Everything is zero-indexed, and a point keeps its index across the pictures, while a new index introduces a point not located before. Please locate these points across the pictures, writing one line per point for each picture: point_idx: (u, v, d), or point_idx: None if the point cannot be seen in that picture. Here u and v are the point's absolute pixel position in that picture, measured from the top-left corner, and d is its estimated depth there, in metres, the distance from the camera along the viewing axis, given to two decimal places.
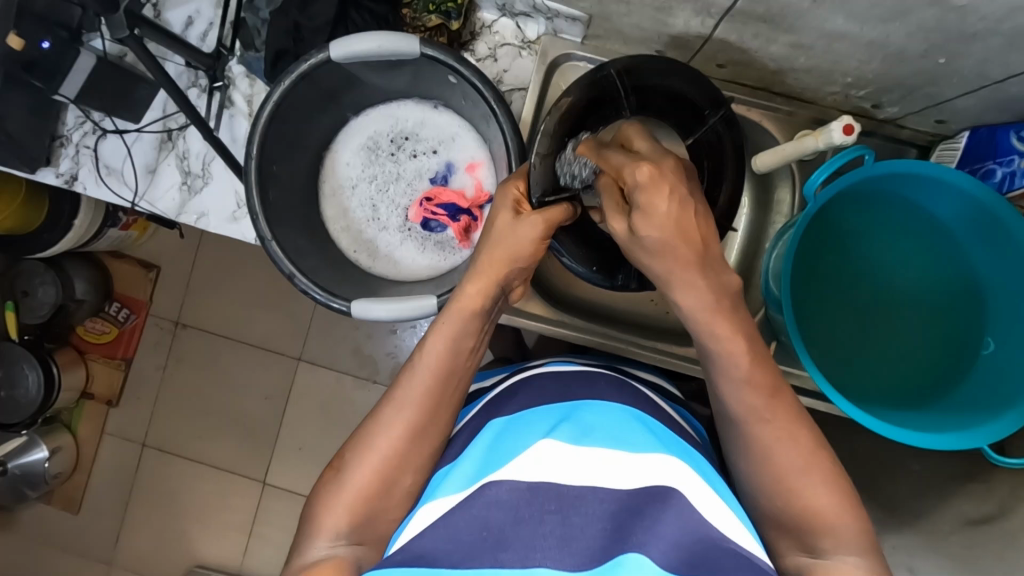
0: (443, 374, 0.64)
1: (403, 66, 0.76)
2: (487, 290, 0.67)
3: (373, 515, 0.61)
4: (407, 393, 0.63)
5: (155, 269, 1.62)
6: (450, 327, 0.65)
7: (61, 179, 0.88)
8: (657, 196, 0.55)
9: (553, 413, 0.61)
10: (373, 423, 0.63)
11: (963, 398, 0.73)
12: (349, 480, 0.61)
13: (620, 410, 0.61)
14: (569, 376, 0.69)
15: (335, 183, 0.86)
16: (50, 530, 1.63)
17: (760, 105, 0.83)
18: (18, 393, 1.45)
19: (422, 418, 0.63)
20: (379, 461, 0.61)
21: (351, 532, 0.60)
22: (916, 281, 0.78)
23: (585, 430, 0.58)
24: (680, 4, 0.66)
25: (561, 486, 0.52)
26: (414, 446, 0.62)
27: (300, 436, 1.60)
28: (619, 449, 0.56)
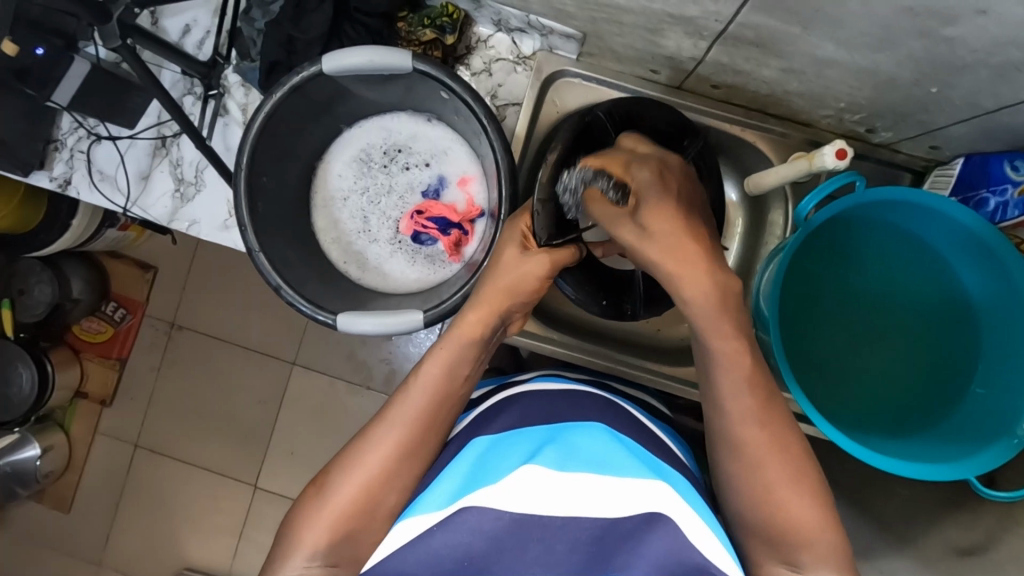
0: (438, 398, 0.64)
1: (395, 80, 0.76)
2: (488, 319, 0.67)
3: (353, 536, 0.60)
4: (400, 414, 0.63)
5: (153, 270, 1.62)
6: (449, 351, 0.66)
7: (54, 183, 0.88)
8: (662, 201, 0.61)
9: (536, 435, 0.59)
10: (360, 441, 0.63)
11: (954, 428, 0.73)
12: (331, 497, 0.60)
13: (604, 429, 0.60)
14: (560, 394, 0.66)
15: (326, 194, 0.86)
16: (41, 529, 1.63)
17: (754, 126, 0.83)
18: (11, 392, 1.45)
19: (412, 441, 0.62)
20: (364, 481, 0.60)
21: (328, 551, 0.59)
22: (909, 307, 0.78)
23: (568, 454, 0.57)
24: (671, 27, 0.66)
25: (543, 516, 0.53)
26: (401, 468, 0.61)
27: (292, 441, 1.59)
28: (602, 474, 0.55)
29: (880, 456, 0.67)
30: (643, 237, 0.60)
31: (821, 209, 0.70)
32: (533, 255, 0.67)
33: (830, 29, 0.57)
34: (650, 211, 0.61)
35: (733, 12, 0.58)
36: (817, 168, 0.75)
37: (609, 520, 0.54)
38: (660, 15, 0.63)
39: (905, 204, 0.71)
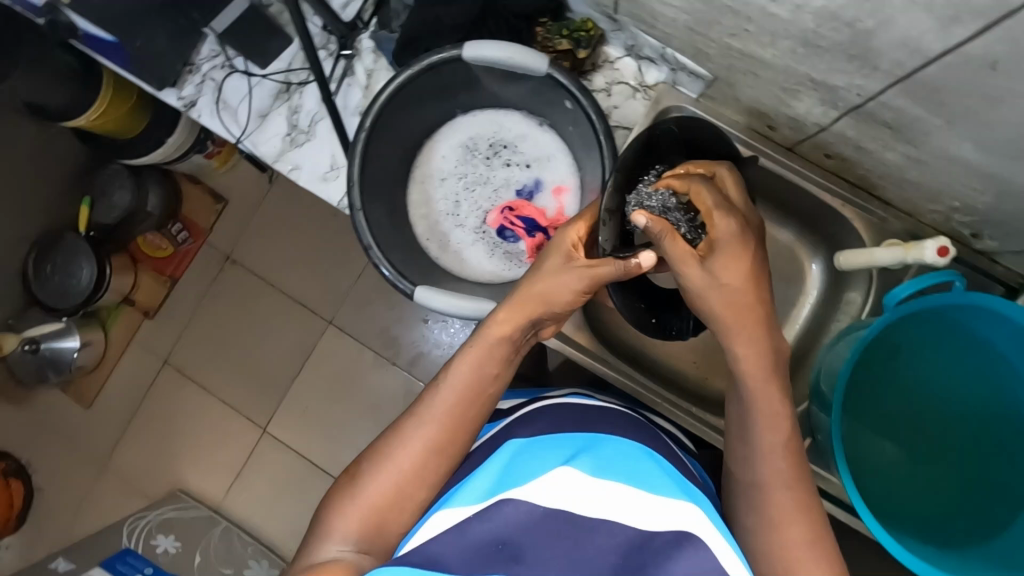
0: (467, 396, 0.66)
1: (524, 79, 0.78)
2: (519, 322, 0.67)
3: (385, 524, 0.62)
4: (429, 410, 0.65)
5: (223, 202, 1.69)
6: (477, 352, 0.67)
7: (181, 102, 0.94)
8: (740, 245, 0.61)
9: (575, 442, 0.63)
10: (393, 434, 0.65)
11: (999, 547, 0.71)
12: (364, 487, 0.62)
13: (634, 445, 0.63)
14: (588, 410, 0.71)
15: (426, 171, 0.89)
16: (56, 419, 1.69)
17: (856, 204, 0.83)
18: (71, 283, 1.53)
19: (442, 436, 0.64)
20: (396, 473, 0.62)
21: (360, 538, 0.61)
22: (965, 414, 0.77)
23: (603, 464, 0.59)
24: (807, 91, 0.66)
25: (579, 515, 0.53)
26: (431, 462, 0.63)
27: (309, 396, 1.64)
28: (637, 487, 0.56)
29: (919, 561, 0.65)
30: (711, 284, 0.61)
31: (911, 300, 0.70)
32: (573, 265, 0.67)
33: (975, 128, 0.57)
34: (723, 260, 0.61)
35: (879, 89, 0.58)
36: (913, 259, 0.75)
37: (642, 532, 0.53)
38: (802, 76, 0.64)
39: (978, 313, 0.70)
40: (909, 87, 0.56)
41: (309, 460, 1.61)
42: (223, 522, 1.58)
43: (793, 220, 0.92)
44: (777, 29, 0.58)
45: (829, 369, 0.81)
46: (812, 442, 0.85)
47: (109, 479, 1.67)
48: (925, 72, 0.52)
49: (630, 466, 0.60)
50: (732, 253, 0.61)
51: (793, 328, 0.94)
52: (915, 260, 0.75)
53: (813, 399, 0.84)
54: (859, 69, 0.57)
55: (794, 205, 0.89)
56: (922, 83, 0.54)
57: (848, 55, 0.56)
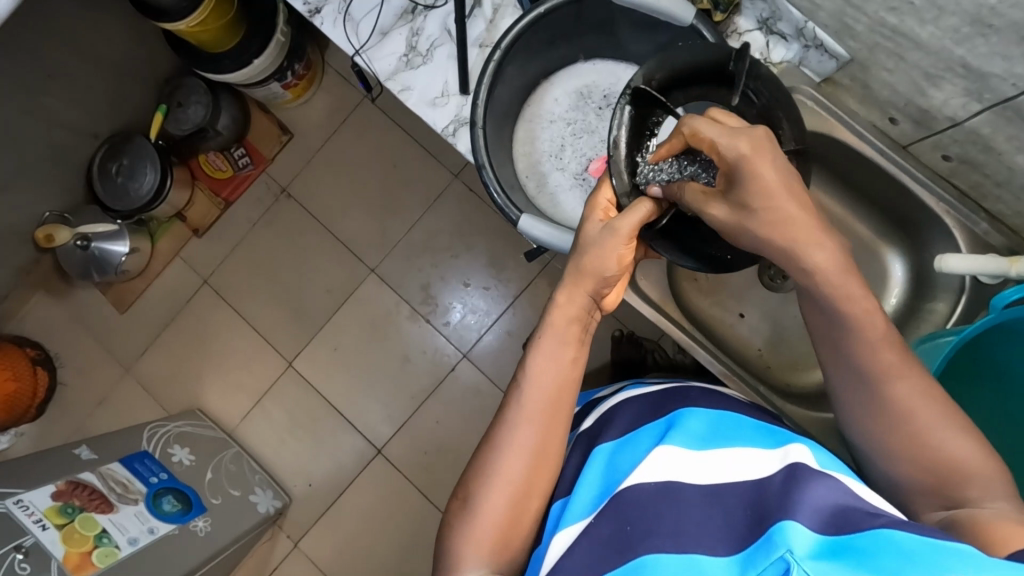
0: (555, 389, 0.63)
1: (660, 29, 0.79)
2: (580, 301, 0.66)
3: (510, 538, 0.59)
4: (519, 413, 0.61)
5: (288, 135, 1.70)
6: (550, 342, 0.64)
7: (306, 7, 0.95)
8: (760, 165, 0.55)
9: (659, 425, 0.61)
10: (491, 447, 0.61)
11: None
12: (481, 510, 0.58)
13: (710, 411, 0.61)
14: (662, 391, 0.69)
15: (537, 111, 0.90)
16: (94, 316, 1.71)
17: (958, 211, 0.82)
18: (132, 186, 1.54)
19: (541, 436, 0.61)
20: (509, 487, 0.59)
21: (495, 562, 0.57)
22: None
23: (692, 434, 0.57)
24: (953, 78, 0.67)
25: (689, 487, 0.52)
26: (534, 465, 0.60)
27: (340, 337, 1.65)
28: (727, 446, 0.55)
29: None
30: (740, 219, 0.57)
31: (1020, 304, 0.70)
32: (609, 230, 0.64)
33: None
34: (743, 188, 0.56)
35: None
36: (1016, 274, 0.75)
37: (752, 482, 0.50)
38: (954, 61, 0.65)
39: None
40: None
41: (329, 401, 1.63)
42: (234, 447, 1.59)
43: (885, 223, 0.91)
44: (948, 4, 0.59)
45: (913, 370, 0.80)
46: None
47: (133, 381, 1.69)
48: None
49: (719, 432, 0.58)
50: (749, 174, 0.56)
51: None
52: (1018, 275, 0.75)
53: None
54: None
55: (892, 206, 0.89)
56: None
57: (1022, 36, 0.56)
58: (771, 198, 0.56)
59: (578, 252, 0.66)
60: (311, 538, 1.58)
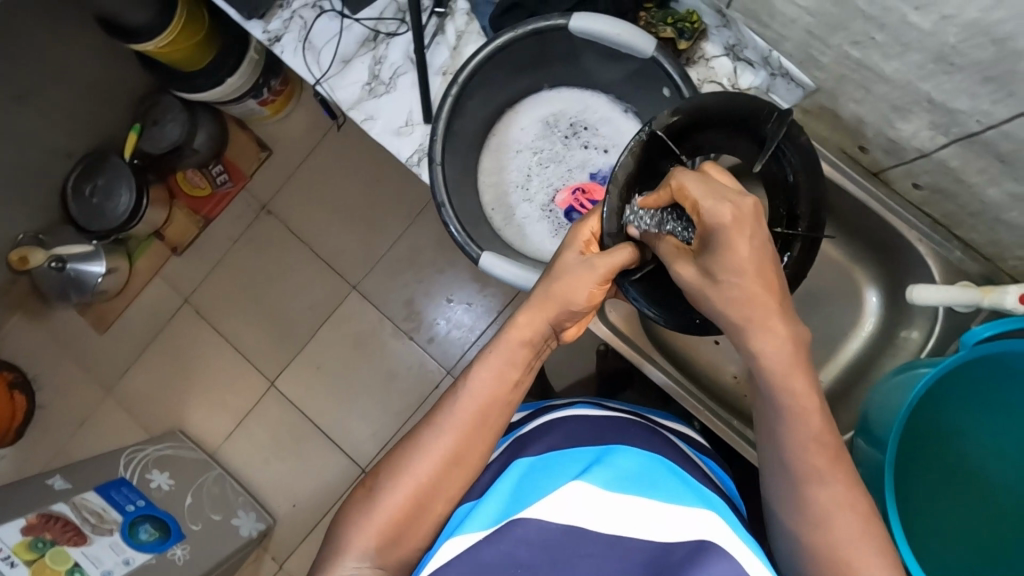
0: (487, 406, 0.62)
1: (624, 60, 0.77)
2: (539, 325, 0.64)
3: (401, 535, 0.59)
4: (446, 419, 0.61)
5: (267, 152, 1.64)
6: (497, 359, 0.63)
7: (266, 35, 0.93)
8: (738, 238, 0.53)
9: (585, 456, 0.60)
10: (410, 444, 0.61)
11: None
12: (381, 502, 0.59)
13: (643, 454, 0.60)
14: (605, 420, 0.67)
15: (503, 140, 0.88)
16: (71, 337, 1.66)
17: (932, 240, 0.81)
18: (108, 206, 1.50)
19: (460, 446, 0.61)
20: (412, 487, 0.59)
21: (380, 556, 0.58)
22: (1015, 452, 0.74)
23: (617, 474, 0.56)
24: (919, 112, 0.65)
25: (592, 531, 0.51)
26: (446, 472, 0.60)
27: (323, 355, 1.60)
28: (651, 497, 0.54)
29: None
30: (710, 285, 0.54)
31: (991, 342, 0.67)
32: (587, 262, 0.63)
33: None
34: (719, 254, 0.54)
35: (1006, 118, 0.57)
36: (990, 303, 0.75)
37: (658, 545, 0.51)
38: (919, 96, 0.63)
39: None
40: None
41: (314, 421, 1.58)
42: (216, 468, 1.55)
43: (862, 249, 0.89)
44: (911, 40, 0.57)
45: (880, 409, 0.77)
46: None
47: (111, 403, 1.64)
48: None
49: (646, 476, 0.57)
50: (724, 243, 0.53)
51: (837, 362, 0.92)
52: (992, 305, 0.75)
53: (858, 430, 0.82)
54: (990, 93, 0.56)
55: (867, 233, 0.87)
56: None
57: (984, 76, 0.54)
58: (745, 273, 0.52)
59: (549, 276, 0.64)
60: (296, 561, 1.54)
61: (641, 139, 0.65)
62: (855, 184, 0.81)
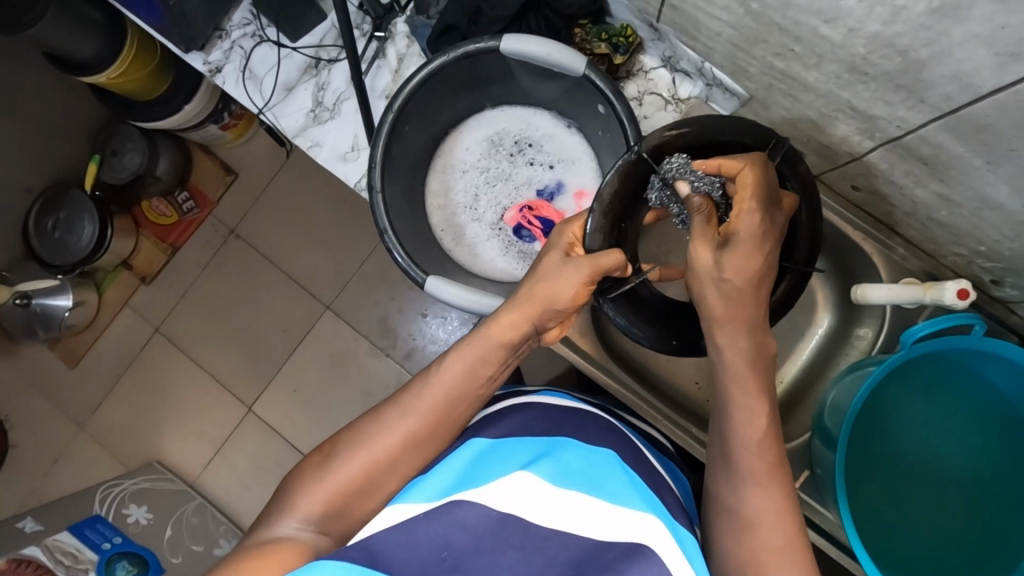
0: (455, 393, 0.63)
1: (560, 78, 0.77)
2: (521, 327, 0.64)
3: (347, 506, 0.59)
4: (413, 400, 0.63)
5: (233, 175, 1.62)
6: (472, 350, 0.64)
7: (207, 66, 0.92)
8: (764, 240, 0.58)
9: (539, 444, 0.60)
10: (373, 419, 0.63)
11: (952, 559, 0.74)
12: (335, 469, 0.60)
13: (599, 450, 0.61)
14: (568, 413, 0.67)
15: (449, 162, 0.88)
16: (43, 374, 1.64)
17: (877, 239, 0.82)
18: (71, 240, 1.46)
19: (424, 429, 0.62)
20: (367, 459, 0.60)
21: (322, 523, 0.58)
22: (944, 442, 0.76)
23: (566, 469, 0.57)
24: (845, 118, 0.66)
25: (529, 525, 0.52)
26: (405, 452, 0.61)
27: (299, 378, 1.57)
28: (599, 494, 0.55)
29: None
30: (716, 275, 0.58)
31: (928, 340, 0.68)
32: (572, 261, 0.64)
33: (1015, 172, 0.56)
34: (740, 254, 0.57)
35: (921, 123, 0.58)
36: (931, 300, 0.75)
37: (596, 542, 0.51)
38: (843, 103, 0.64)
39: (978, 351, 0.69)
40: (951, 122, 0.55)
41: (294, 444, 1.55)
42: (197, 498, 1.51)
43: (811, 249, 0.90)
44: (824, 52, 0.58)
45: (836, 405, 0.77)
46: (810, 474, 0.84)
47: (85, 439, 1.61)
48: (971, 108, 0.52)
49: (596, 472, 0.58)
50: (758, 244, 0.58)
51: (795, 363, 0.93)
52: (933, 301, 0.75)
53: (815, 432, 0.81)
54: (903, 100, 0.57)
55: None
56: (967, 120, 0.54)
57: (895, 84, 0.56)
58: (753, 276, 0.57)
59: (536, 276, 0.65)
60: None
61: (628, 159, 0.68)
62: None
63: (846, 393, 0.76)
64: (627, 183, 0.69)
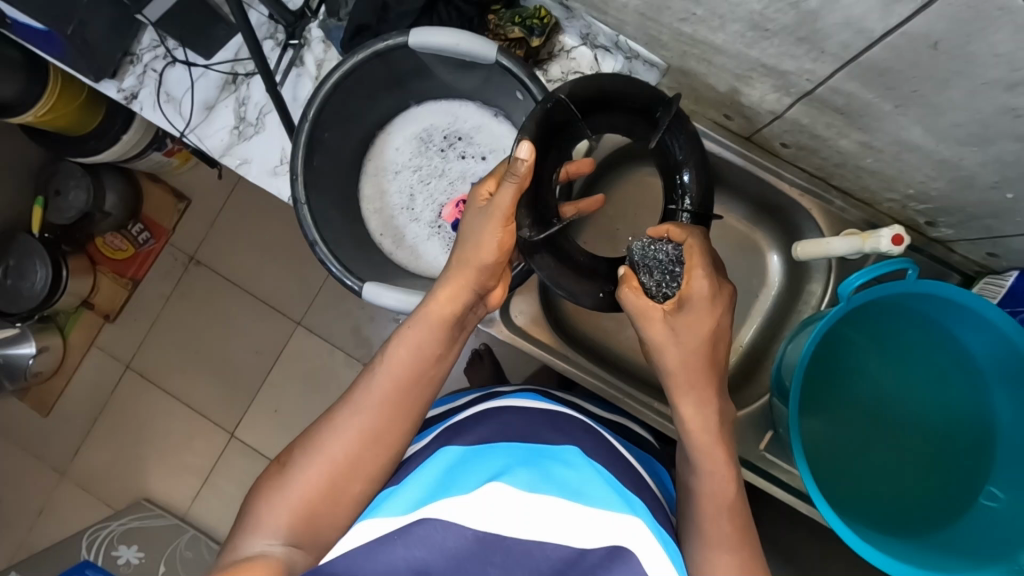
0: (404, 378, 0.61)
1: (475, 67, 0.76)
2: (461, 296, 0.63)
3: (317, 514, 0.56)
4: (365, 395, 0.60)
5: (186, 202, 1.58)
6: (417, 332, 0.62)
7: (122, 94, 0.90)
8: (695, 323, 0.59)
9: (516, 453, 0.58)
10: (325, 424, 0.60)
11: (920, 510, 0.75)
12: (297, 479, 0.56)
13: (571, 453, 0.59)
14: (537, 415, 0.66)
15: (380, 164, 0.87)
16: (18, 427, 1.60)
17: (813, 193, 0.82)
18: (24, 286, 1.40)
19: (380, 423, 0.59)
20: (329, 463, 0.57)
21: (291, 535, 0.55)
22: (896, 392, 0.77)
23: (544, 477, 0.55)
24: (760, 77, 0.66)
25: (508, 538, 0.50)
26: (366, 451, 0.58)
27: (278, 398, 1.54)
28: (574, 499, 0.53)
29: (878, 554, 0.64)
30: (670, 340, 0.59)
31: (867, 288, 0.68)
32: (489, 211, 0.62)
33: (923, 113, 0.56)
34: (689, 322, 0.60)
35: (828, 74, 0.58)
36: (869, 249, 0.75)
37: (576, 550, 0.50)
38: (753, 62, 0.63)
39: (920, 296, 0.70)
40: (855, 70, 0.55)
41: None
42: (190, 530, 1.48)
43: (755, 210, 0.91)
44: (724, 12, 0.57)
45: (789, 362, 0.76)
46: (774, 435, 0.85)
47: (67, 486, 1.58)
48: (870, 54, 0.52)
49: (570, 476, 0.56)
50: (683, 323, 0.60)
51: (753, 321, 0.94)
52: (871, 250, 0.75)
53: (772, 390, 0.81)
54: (806, 52, 0.56)
55: (756, 195, 0.88)
56: (868, 66, 0.53)
57: (795, 37, 0.55)
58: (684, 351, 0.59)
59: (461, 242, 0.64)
60: None
61: (546, 106, 0.65)
62: (720, 145, 0.83)
63: (798, 347, 0.75)
64: (543, 129, 0.66)
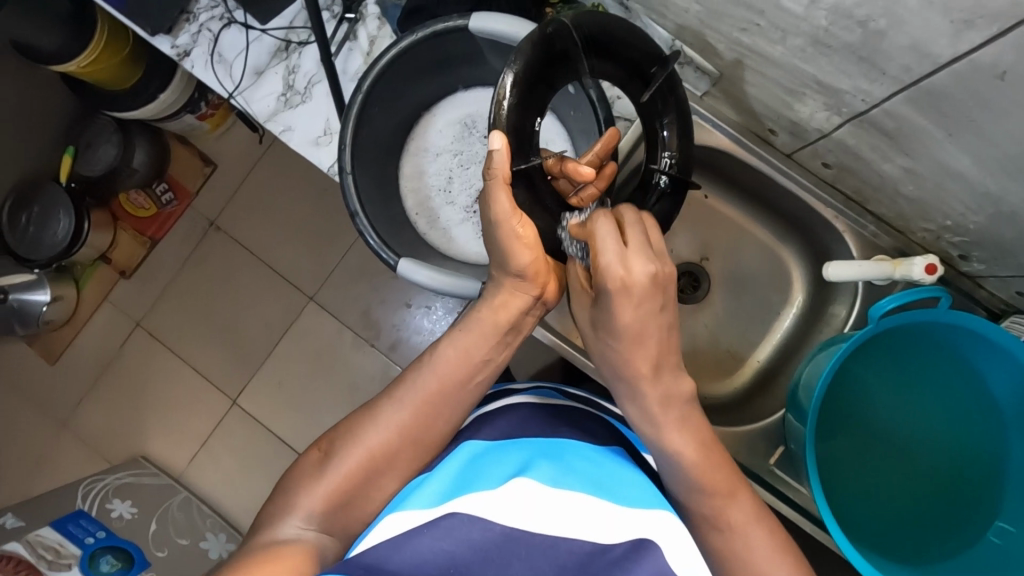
0: (448, 384, 0.62)
1: None
2: (512, 306, 0.64)
3: (349, 504, 0.57)
4: (407, 394, 0.61)
5: (212, 166, 1.60)
6: (465, 337, 0.63)
7: (174, 50, 0.91)
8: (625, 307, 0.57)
9: (534, 445, 0.58)
10: (366, 417, 0.61)
11: (924, 535, 0.76)
12: (332, 468, 0.58)
13: (588, 446, 0.59)
14: (555, 410, 0.65)
15: (421, 145, 0.89)
16: (23, 373, 1.61)
17: (847, 216, 0.83)
18: (46, 234, 1.42)
19: (421, 424, 0.60)
20: (367, 455, 0.58)
21: (324, 523, 0.55)
22: (911, 418, 0.78)
23: (565, 470, 0.55)
24: (811, 93, 0.66)
25: (534, 534, 0.49)
26: (404, 449, 0.59)
27: (282, 371, 1.55)
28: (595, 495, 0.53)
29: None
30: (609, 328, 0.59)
31: (896, 314, 0.68)
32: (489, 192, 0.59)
33: (974, 142, 0.57)
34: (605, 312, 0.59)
35: (884, 96, 0.59)
36: (900, 275, 0.76)
37: (597, 545, 0.50)
38: (807, 78, 0.64)
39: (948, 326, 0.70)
40: (914, 94, 0.55)
41: (277, 437, 1.53)
42: (183, 492, 1.49)
43: (785, 227, 0.91)
44: (786, 25, 0.58)
45: (808, 380, 0.76)
46: (784, 451, 0.86)
47: (67, 436, 1.59)
48: (932, 79, 0.52)
49: (592, 469, 0.56)
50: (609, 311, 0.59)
51: (773, 336, 0.95)
52: (902, 276, 0.76)
53: (789, 407, 0.82)
54: (865, 72, 0.57)
55: (788, 212, 0.88)
56: (927, 90, 0.54)
57: (856, 56, 0.56)
58: (623, 336, 0.59)
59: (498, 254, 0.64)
60: None
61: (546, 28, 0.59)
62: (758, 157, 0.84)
63: (819, 368, 0.76)
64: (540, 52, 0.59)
